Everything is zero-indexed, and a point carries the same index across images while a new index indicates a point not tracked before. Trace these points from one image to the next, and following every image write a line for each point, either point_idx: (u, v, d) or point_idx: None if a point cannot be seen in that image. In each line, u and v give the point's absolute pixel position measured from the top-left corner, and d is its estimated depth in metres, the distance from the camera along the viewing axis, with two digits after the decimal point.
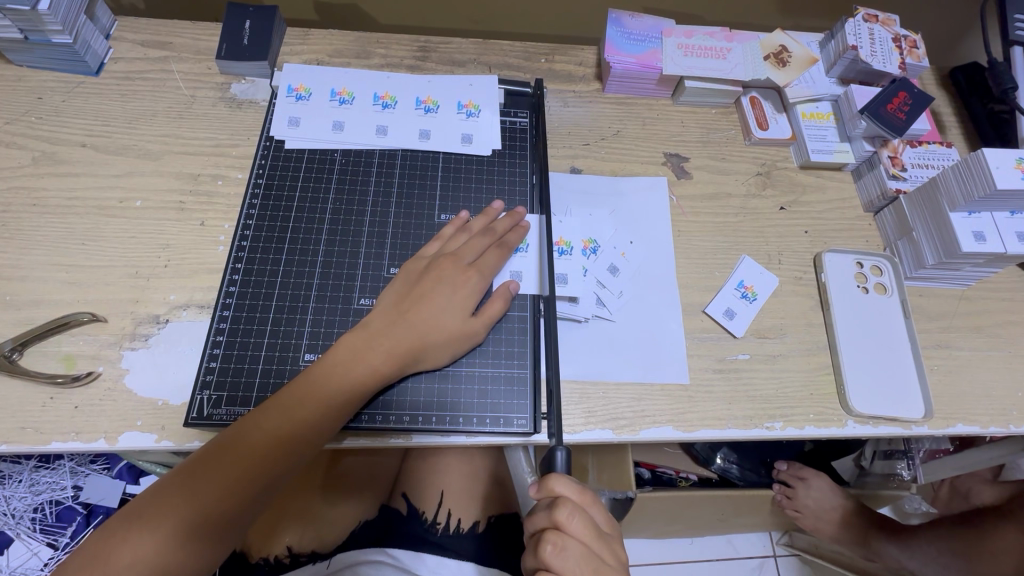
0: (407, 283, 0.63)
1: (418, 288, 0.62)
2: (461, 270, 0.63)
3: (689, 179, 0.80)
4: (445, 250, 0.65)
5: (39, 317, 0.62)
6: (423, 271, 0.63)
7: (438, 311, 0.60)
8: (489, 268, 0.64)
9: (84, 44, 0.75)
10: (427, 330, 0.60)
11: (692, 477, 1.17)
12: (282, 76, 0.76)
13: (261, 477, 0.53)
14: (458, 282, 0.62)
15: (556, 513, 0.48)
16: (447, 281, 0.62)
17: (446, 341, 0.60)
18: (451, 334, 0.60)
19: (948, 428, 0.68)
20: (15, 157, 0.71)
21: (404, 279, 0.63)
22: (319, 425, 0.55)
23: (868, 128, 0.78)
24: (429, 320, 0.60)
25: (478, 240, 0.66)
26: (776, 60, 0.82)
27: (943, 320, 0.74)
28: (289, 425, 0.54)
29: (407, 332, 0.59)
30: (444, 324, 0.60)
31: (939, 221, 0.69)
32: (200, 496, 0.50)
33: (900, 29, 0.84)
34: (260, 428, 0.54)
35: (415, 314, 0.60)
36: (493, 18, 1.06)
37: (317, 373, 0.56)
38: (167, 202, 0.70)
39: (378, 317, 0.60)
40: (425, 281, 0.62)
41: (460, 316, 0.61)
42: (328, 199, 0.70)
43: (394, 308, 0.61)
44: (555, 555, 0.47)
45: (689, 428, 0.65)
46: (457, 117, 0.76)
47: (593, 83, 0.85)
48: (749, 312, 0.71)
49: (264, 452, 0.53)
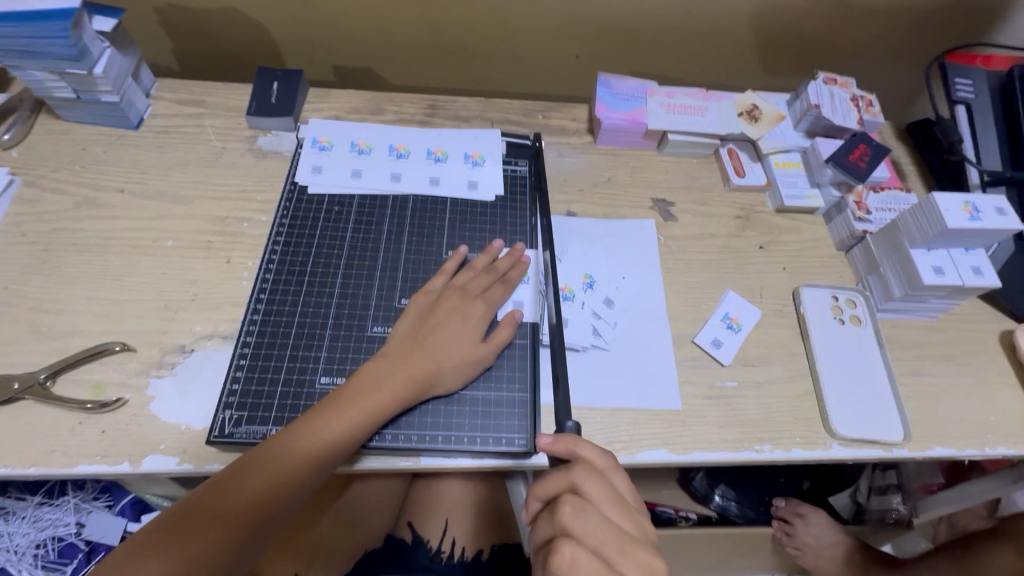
0: (419, 315, 0.68)
1: (431, 319, 0.68)
2: (470, 301, 0.69)
3: (675, 221, 0.87)
4: (452, 284, 0.71)
5: (72, 347, 0.66)
6: (435, 303, 0.69)
7: (451, 341, 0.66)
8: (495, 302, 0.71)
9: (128, 102, 0.83)
10: (441, 359, 0.65)
11: (692, 516, 1.19)
12: (308, 129, 0.85)
13: (278, 499, 0.56)
14: (467, 313, 0.68)
15: (573, 473, 0.53)
16: (458, 312, 0.68)
17: (458, 367, 0.65)
18: (464, 361, 0.66)
19: (928, 451, 0.72)
20: (57, 201, 0.77)
21: (417, 311, 0.69)
22: (339, 449, 0.59)
23: (834, 175, 0.86)
24: (443, 349, 0.65)
25: (483, 277, 0.72)
26: (749, 116, 0.92)
27: (916, 349, 0.80)
28: (309, 452, 0.57)
29: (423, 361, 0.64)
30: (457, 351, 0.66)
31: (903, 257, 0.76)
32: (216, 523, 0.52)
33: (856, 90, 0.95)
34: (281, 454, 0.57)
35: (431, 343, 0.65)
36: (495, 80, 1.17)
37: (337, 400, 0.60)
38: (196, 241, 0.76)
39: (395, 346, 0.65)
40: (437, 313, 0.68)
41: (472, 344, 0.67)
42: (346, 236, 0.77)
43: (409, 338, 0.66)
44: (576, 515, 0.51)
45: (683, 450, 0.68)
46: (464, 166, 0.84)
47: (586, 136, 0.95)
48: (735, 342, 0.77)
49: (284, 476, 0.56)
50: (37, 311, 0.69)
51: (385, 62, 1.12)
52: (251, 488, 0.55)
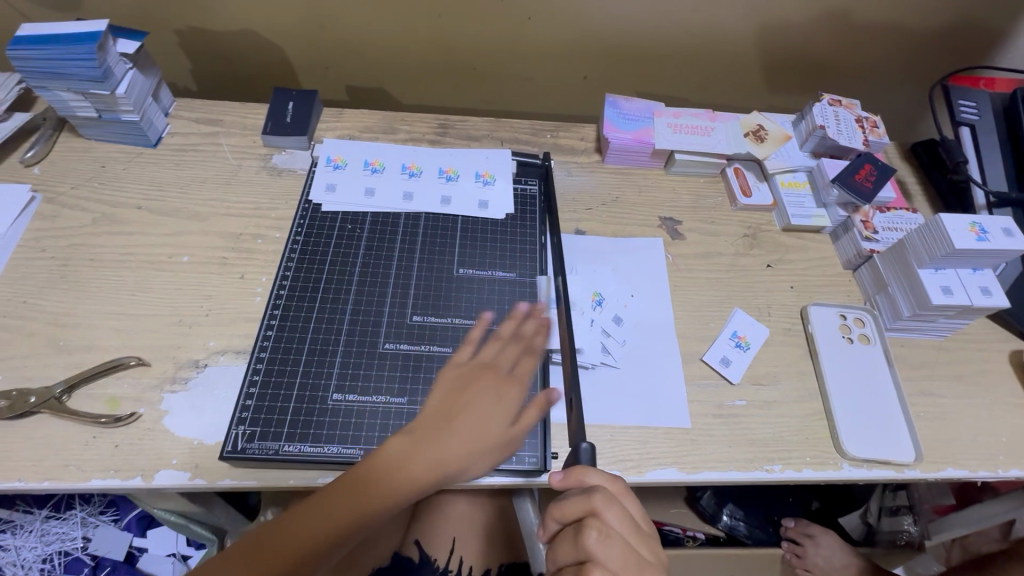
0: (454, 382, 0.63)
1: (461, 398, 0.62)
2: (502, 379, 0.64)
3: (683, 240, 0.88)
4: (485, 359, 0.65)
5: (88, 361, 0.67)
6: (465, 379, 0.63)
7: (482, 424, 0.61)
8: (527, 376, 0.65)
9: (148, 121, 0.85)
10: (470, 440, 0.60)
11: (699, 536, 1.19)
12: (323, 148, 0.87)
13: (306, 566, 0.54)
14: (500, 394, 0.63)
15: (593, 498, 0.52)
16: (491, 392, 0.63)
17: (486, 452, 0.61)
18: (492, 444, 0.61)
19: (940, 472, 0.71)
20: (77, 217, 0.79)
21: (445, 389, 0.63)
22: (364, 523, 0.56)
23: (840, 195, 0.87)
24: (472, 434, 0.60)
25: (512, 348, 0.67)
26: (755, 136, 0.93)
27: (925, 369, 0.79)
28: (335, 526, 0.55)
29: (450, 442, 0.59)
30: (487, 433, 0.61)
31: (911, 277, 0.77)
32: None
33: (861, 112, 0.96)
34: (306, 526, 0.55)
35: (459, 424, 0.60)
36: (505, 100, 1.19)
37: (364, 475, 0.57)
38: (211, 257, 0.77)
39: (425, 424, 0.60)
40: (469, 389, 0.63)
41: (503, 427, 0.62)
42: (359, 253, 0.78)
43: (440, 407, 0.61)
44: (600, 541, 0.50)
45: (693, 469, 0.68)
46: (475, 185, 0.86)
47: (594, 155, 0.96)
48: (744, 360, 0.77)
49: (310, 546, 0.54)
50: (54, 325, 0.70)
51: (397, 82, 1.15)
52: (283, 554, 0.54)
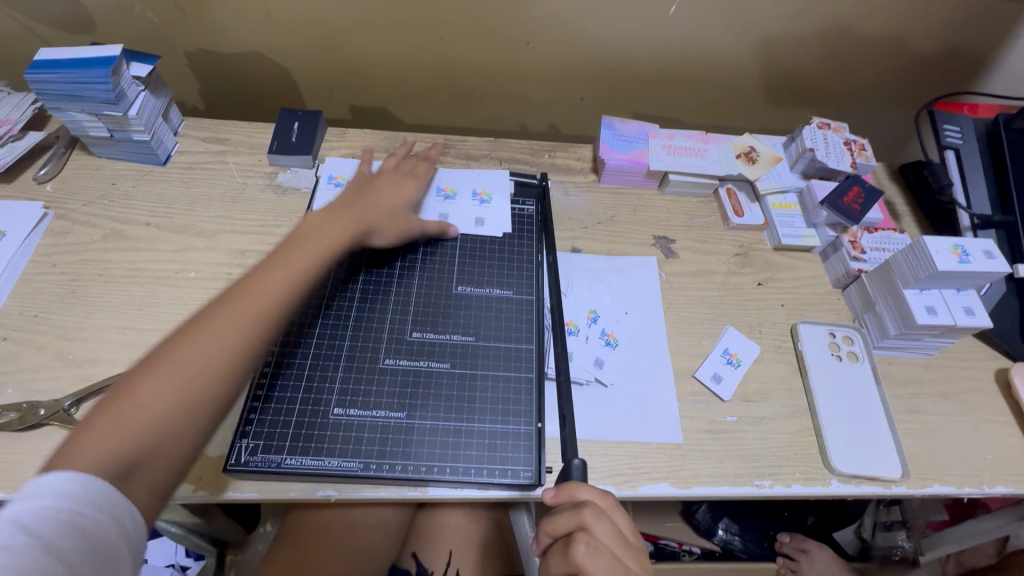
0: (345, 200, 0.79)
1: (366, 185, 0.82)
2: (398, 182, 0.84)
3: (676, 258, 0.90)
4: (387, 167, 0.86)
5: (96, 374, 0.69)
6: (366, 184, 0.82)
7: (389, 200, 0.81)
8: (415, 194, 0.84)
9: (158, 140, 0.88)
10: (386, 213, 0.80)
11: (695, 550, 1.19)
12: (326, 166, 0.90)
13: (228, 352, 0.59)
14: (399, 184, 0.84)
15: (582, 513, 0.54)
16: (387, 181, 0.84)
17: (391, 210, 0.80)
18: (396, 208, 0.81)
19: (927, 488, 0.73)
20: (87, 233, 0.81)
21: (353, 192, 0.80)
22: (280, 301, 0.65)
23: (829, 216, 0.90)
24: (378, 198, 0.80)
25: (400, 176, 0.85)
26: (746, 158, 0.96)
27: (912, 386, 0.81)
28: (247, 321, 0.61)
29: (360, 203, 0.79)
30: (391, 201, 0.81)
31: (897, 297, 0.79)
32: (180, 373, 0.56)
33: (849, 135, 0.99)
34: (224, 310, 0.61)
35: (366, 195, 0.80)
36: (504, 119, 1.22)
37: (276, 267, 0.67)
38: (217, 273, 0.80)
39: (332, 206, 0.77)
40: (373, 188, 0.81)
41: (403, 195, 0.83)
42: (360, 271, 0.80)
43: (292, 234, 0.72)
44: (588, 555, 0.52)
45: (684, 484, 0.70)
46: (472, 203, 0.89)
47: (590, 175, 0.99)
48: (735, 377, 0.79)
49: (222, 356, 0.59)
50: (64, 339, 0.72)
51: (400, 102, 1.18)
52: (190, 379, 0.56)
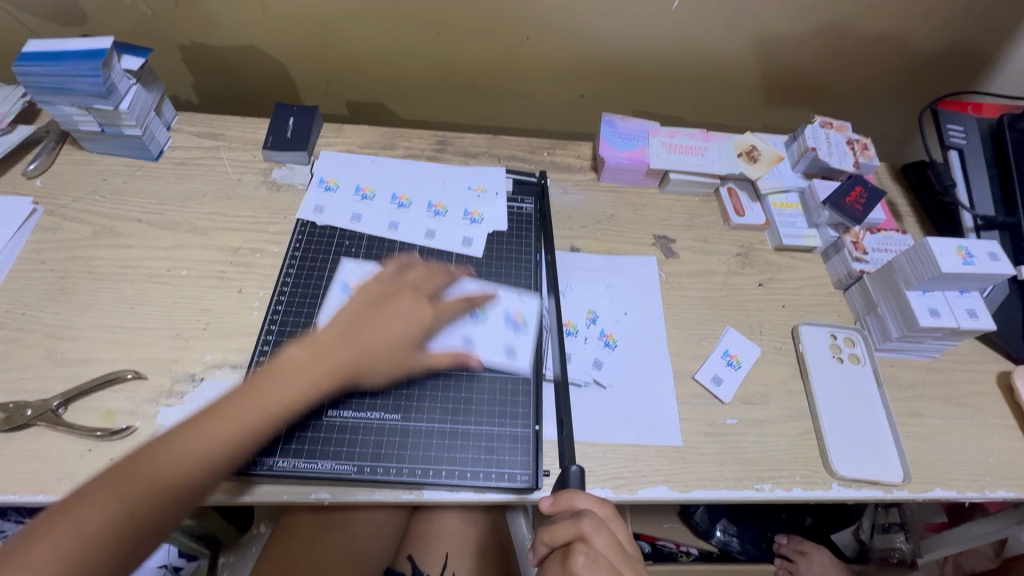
0: (354, 310, 0.66)
1: (373, 307, 0.66)
2: (416, 301, 0.68)
3: (676, 258, 0.89)
4: (404, 280, 0.69)
5: (84, 374, 0.68)
6: (376, 297, 0.67)
7: (391, 321, 0.65)
8: (442, 311, 0.69)
9: (150, 135, 0.87)
10: (385, 334, 0.64)
11: (692, 551, 1.19)
12: (341, 270, 0.78)
13: (193, 476, 0.53)
14: (409, 308, 0.67)
15: (582, 522, 0.53)
16: (400, 301, 0.67)
17: (385, 353, 0.64)
18: (402, 349, 0.65)
19: (928, 493, 0.72)
20: (77, 230, 0.80)
21: (364, 297, 0.67)
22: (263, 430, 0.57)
23: (831, 217, 0.89)
24: (380, 333, 0.64)
25: (423, 280, 0.70)
26: (748, 157, 0.95)
27: (914, 389, 0.80)
28: (227, 449, 0.55)
29: (360, 348, 0.63)
30: (396, 329, 0.65)
31: (899, 299, 0.78)
32: (143, 492, 0.50)
33: (852, 134, 0.98)
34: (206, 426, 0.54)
35: (368, 328, 0.64)
36: (503, 116, 1.21)
37: (271, 376, 0.59)
38: (209, 271, 0.78)
39: (328, 330, 0.63)
40: (385, 304, 0.66)
41: (411, 322, 0.66)
42: (355, 270, 0.79)
43: (282, 358, 0.61)
44: (587, 566, 0.51)
45: (683, 488, 0.69)
46: (463, 222, 0.85)
47: (590, 173, 0.98)
48: (735, 379, 0.78)
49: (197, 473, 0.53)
50: (52, 338, 0.70)
51: (397, 98, 1.16)
52: (155, 497, 0.50)
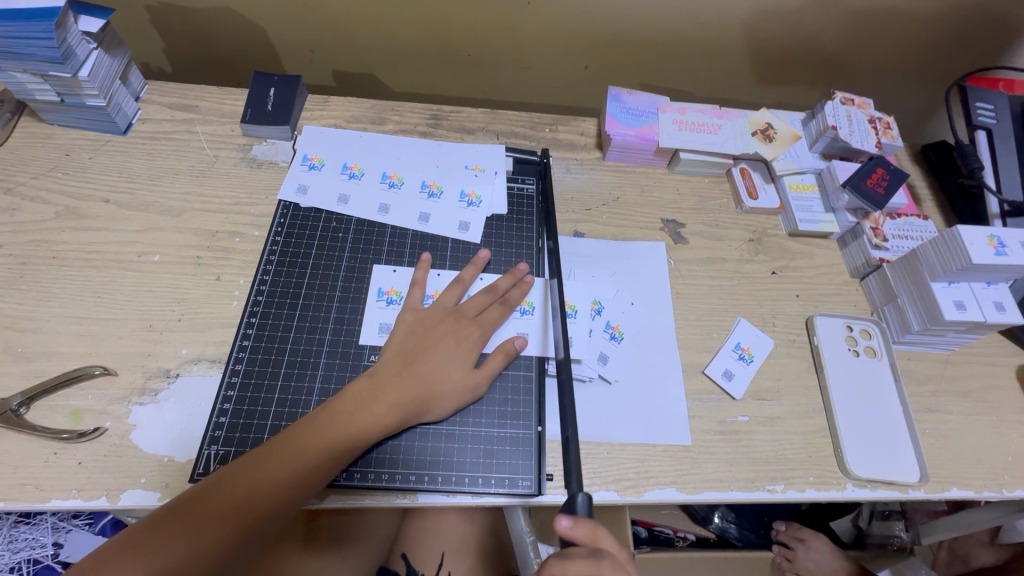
0: (405, 340, 0.65)
1: (423, 339, 0.65)
2: (465, 323, 0.67)
3: (686, 244, 0.84)
4: (447, 305, 0.68)
5: (48, 370, 0.62)
6: (425, 325, 0.66)
7: (444, 361, 0.63)
8: (491, 324, 0.68)
9: (116, 106, 0.79)
10: (436, 379, 0.62)
11: (689, 537, 1.17)
12: (373, 277, 0.72)
13: (244, 519, 0.52)
14: (461, 335, 0.66)
15: (602, 565, 0.50)
16: (450, 336, 0.65)
17: (449, 392, 0.62)
18: (455, 386, 0.63)
19: (945, 492, 0.69)
20: (38, 210, 0.73)
21: (409, 330, 0.66)
22: (323, 467, 0.56)
23: (851, 201, 0.83)
24: (436, 372, 0.63)
25: (479, 297, 0.69)
26: (763, 136, 0.89)
27: (932, 384, 0.77)
28: (273, 491, 0.53)
29: (412, 381, 0.61)
30: (449, 371, 0.63)
31: (923, 291, 0.74)
32: (196, 537, 0.50)
33: (874, 112, 0.92)
34: (271, 463, 0.54)
35: (421, 364, 0.63)
36: (500, 88, 1.13)
37: (324, 413, 0.58)
38: (184, 257, 0.72)
39: (384, 364, 0.63)
40: (432, 332, 0.66)
41: (463, 369, 0.64)
42: (343, 258, 0.73)
43: (343, 391, 0.60)
44: None
45: (692, 490, 0.65)
46: (458, 206, 0.79)
47: (594, 151, 0.91)
48: (746, 374, 0.74)
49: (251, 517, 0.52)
50: (12, 330, 0.64)
51: (387, 67, 1.08)
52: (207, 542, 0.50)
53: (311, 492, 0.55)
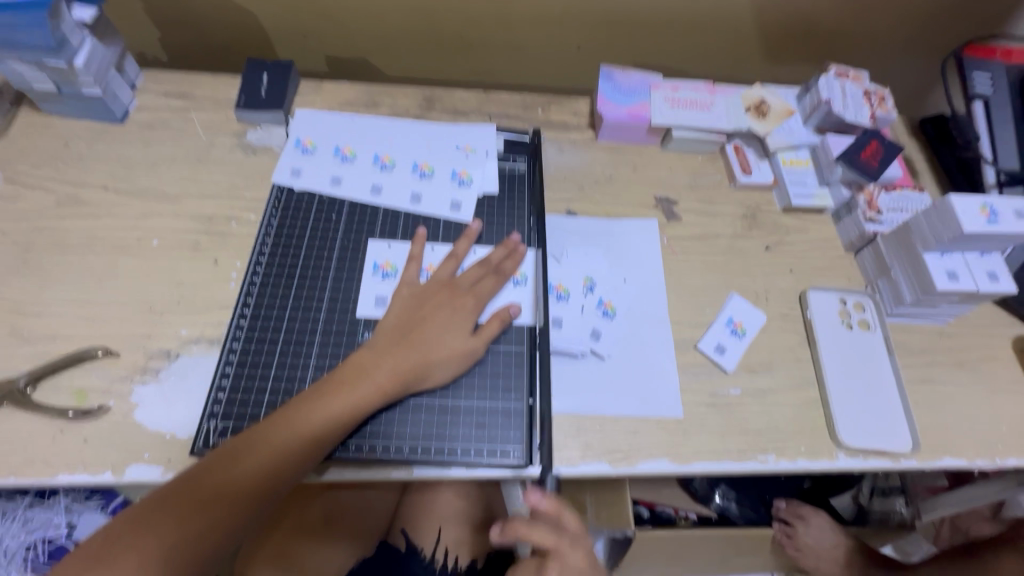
0: (401, 315, 0.66)
1: (421, 311, 0.66)
2: (458, 296, 0.68)
3: (679, 221, 0.84)
4: (442, 278, 0.70)
5: (53, 352, 0.64)
6: (420, 300, 0.67)
7: (437, 333, 0.65)
8: (484, 296, 0.69)
9: (112, 95, 0.80)
10: (430, 349, 0.63)
11: (691, 516, 1.16)
12: (367, 254, 0.73)
13: (252, 489, 0.54)
14: (455, 308, 0.67)
15: (561, 538, 0.58)
16: (446, 308, 0.67)
17: (443, 363, 0.64)
18: (449, 356, 0.64)
19: (937, 462, 0.70)
20: (40, 199, 0.75)
21: (404, 305, 0.67)
22: (327, 437, 0.58)
23: (844, 174, 0.83)
24: (430, 343, 0.64)
25: (473, 271, 0.70)
26: (756, 112, 0.88)
27: (926, 355, 0.77)
28: (277, 462, 0.55)
29: (412, 352, 0.63)
30: (443, 342, 0.64)
31: (916, 263, 0.74)
32: (205, 507, 0.52)
33: (869, 84, 0.91)
34: (276, 435, 0.56)
35: (415, 336, 0.64)
36: (494, 71, 1.13)
37: (322, 387, 0.59)
38: (182, 241, 0.74)
39: (379, 338, 0.64)
40: (426, 306, 0.67)
41: (458, 340, 0.65)
42: (337, 237, 0.74)
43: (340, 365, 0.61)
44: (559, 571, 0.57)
45: (684, 460, 0.66)
46: (450, 185, 0.80)
47: (587, 131, 0.91)
48: (739, 348, 0.74)
49: (257, 487, 0.54)
50: (17, 315, 0.66)
51: (380, 52, 1.09)
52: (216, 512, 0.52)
53: (313, 462, 0.57)
